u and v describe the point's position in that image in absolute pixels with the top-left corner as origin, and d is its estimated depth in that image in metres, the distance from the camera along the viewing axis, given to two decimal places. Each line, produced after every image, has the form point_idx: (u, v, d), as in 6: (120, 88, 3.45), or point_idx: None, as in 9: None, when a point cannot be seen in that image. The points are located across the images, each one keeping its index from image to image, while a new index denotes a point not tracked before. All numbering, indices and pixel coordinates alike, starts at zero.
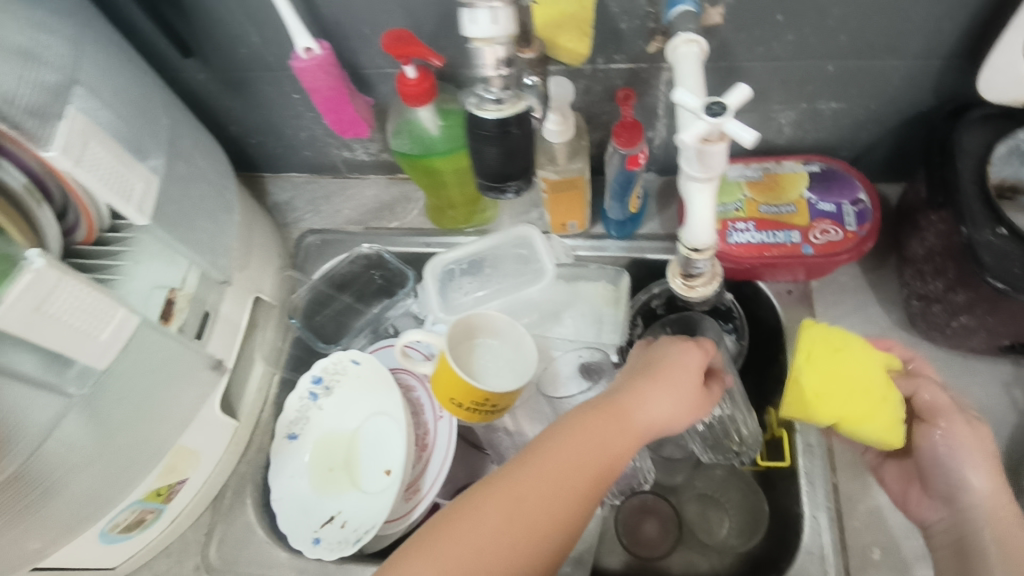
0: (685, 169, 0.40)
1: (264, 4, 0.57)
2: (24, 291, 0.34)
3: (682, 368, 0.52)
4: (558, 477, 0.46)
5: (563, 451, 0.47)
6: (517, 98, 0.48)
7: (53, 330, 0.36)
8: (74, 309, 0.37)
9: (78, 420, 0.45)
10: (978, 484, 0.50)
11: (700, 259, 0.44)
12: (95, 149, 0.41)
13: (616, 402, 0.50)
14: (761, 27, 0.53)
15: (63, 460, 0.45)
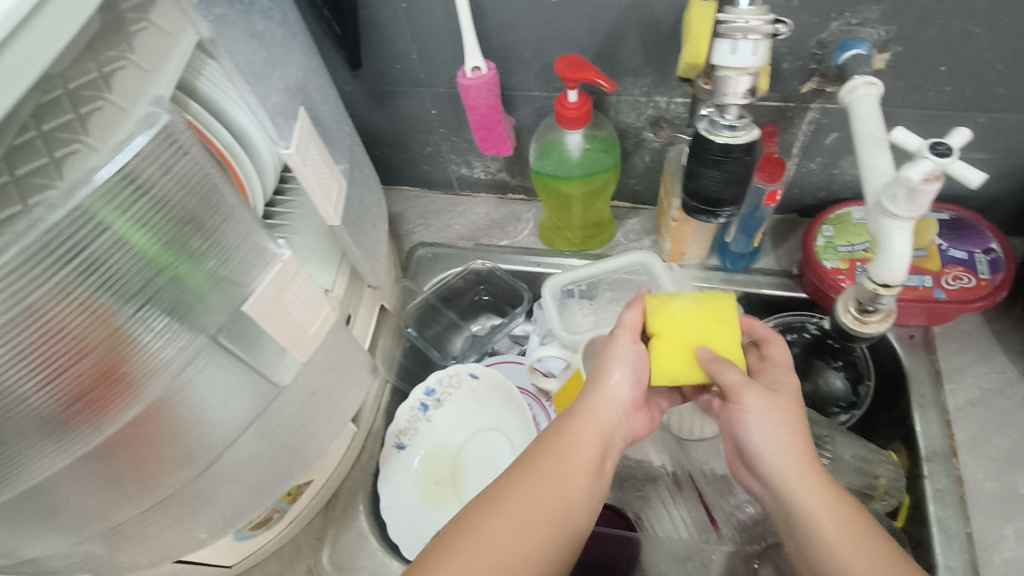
0: (888, 208, 0.41)
1: (432, 25, 0.59)
2: (272, 281, 0.37)
3: (634, 355, 0.50)
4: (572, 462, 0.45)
5: (572, 444, 0.46)
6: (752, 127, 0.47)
7: (281, 319, 0.39)
8: (299, 302, 0.40)
9: (250, 439, 0.43)
10: (762, 450, 0.45)
11: (886, 296, 0.45)
12: (311, 152, 0.42)
13: (596, 393, 0.49)
14: (922, 76, 0.54)
15: (226, 475, 0.43)
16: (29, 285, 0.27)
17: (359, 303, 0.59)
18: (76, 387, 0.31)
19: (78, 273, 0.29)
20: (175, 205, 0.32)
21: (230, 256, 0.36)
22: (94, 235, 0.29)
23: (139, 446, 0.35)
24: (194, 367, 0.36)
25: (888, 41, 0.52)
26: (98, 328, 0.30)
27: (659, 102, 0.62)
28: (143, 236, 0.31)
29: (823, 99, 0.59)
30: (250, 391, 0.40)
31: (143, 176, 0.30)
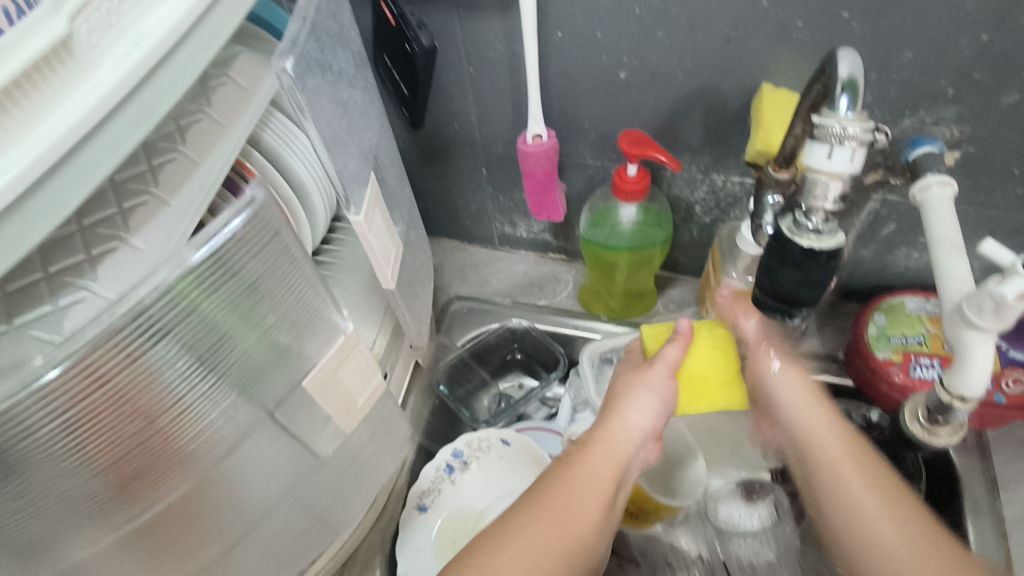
0: (969, 320, 0.39)
1: (494, 90, 0.59)
2: (333, 353, 0.40)
3: (664, 385, 0.51)
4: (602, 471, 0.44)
5: (599, 451, 0.45)
6: (838, 231, 0.35)
7: (335, 392, 0.41)
8: (353, 374, 0.42)
9: (287, 508, 0.44)
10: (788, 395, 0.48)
11: (960, 411, 0.42)
12: (377, 217, 0.42)
13: (620, 406, 0.49)
14: (992, 177, 0.53)
15: (260, 544, 0.43)
16: (107, 368, 0.29)
17: (398, 360, 0.57)
18: (135, 458, 0.33)
19: (156, 356, 0.31)
20: (255, 290, 0.34)
21: (297, 334, 0.38)
22: (177, 317, 0.31)
23: (183, 514, 0.38)
24: (244, 442, 0.38)
25: (961, 140, 0.51)
26: (161, 406, 0.33)
27: (714, 179, 0.62)
28: (221, 322, 0.34)
29: (885, 190, 0.58)
30: (293, 462, 0.42)
31: (229, 266, 0.32)
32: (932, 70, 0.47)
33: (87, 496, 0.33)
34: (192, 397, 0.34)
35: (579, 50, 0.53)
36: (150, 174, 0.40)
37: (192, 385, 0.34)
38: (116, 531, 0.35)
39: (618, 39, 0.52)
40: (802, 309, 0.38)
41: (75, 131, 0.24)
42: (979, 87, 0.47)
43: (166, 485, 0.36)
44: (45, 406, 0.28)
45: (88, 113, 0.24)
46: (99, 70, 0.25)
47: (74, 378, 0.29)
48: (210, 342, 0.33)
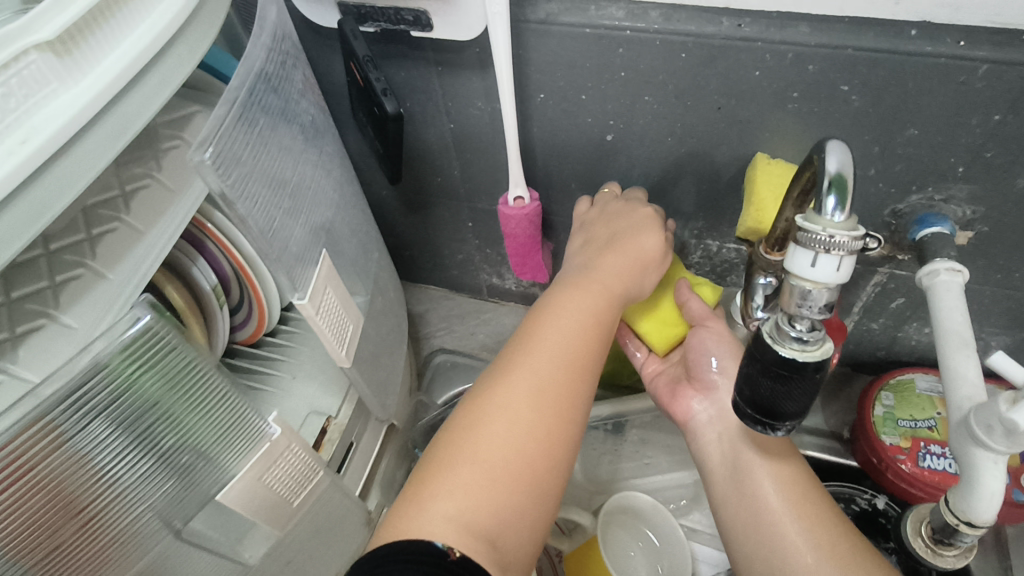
0: (979, 436, 0.35)
1: (477, 146, 0.57)
2: (257, 460, 0.38)
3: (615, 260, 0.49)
4: (546, 378, 0.41)
5: (537, 361, 0.42)
6: (826, 340, 0.31)
7: (261, 497, 0.39)
8: (283, 479, 0.40)
9: None
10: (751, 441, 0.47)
11: (968, 535, 0.37)
12: (329, 295, 0.39)
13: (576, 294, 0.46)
14: (1009, 258, 0.49)
15: None
16: (28, 466, 0.27)
17: (364, 429, 0.54)
18: (51, 563, 0.30)
19: (80, 447, 0.29)
20: (188, 379, 0.33)
21: (229, 433, 0.36)
22: (103, 403, 0.29)
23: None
24: (169, 540, 0.36)
25: (973, 220, 0.47)
26: (83, 504, 0.30)
27: (709, 244, 0.58)
28: (146, 415, 0.32)
29: (891, 265, 0.54)
30: (219, 565, 0.39)
31: (151, 358, 0.31)
32: (940, 147, 0.43)
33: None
34: (118, 496, 0.32)
35: (562, 112, 0.51)
36: (88, 244, 0.37)
37: (117, 482, 0.32)
38: None
39: (602, 102, 0.49)
40: (786, 424, 0.33)
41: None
42: (993, 168, 0.43)
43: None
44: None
45: None
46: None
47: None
48: (135, 434, 0.32)
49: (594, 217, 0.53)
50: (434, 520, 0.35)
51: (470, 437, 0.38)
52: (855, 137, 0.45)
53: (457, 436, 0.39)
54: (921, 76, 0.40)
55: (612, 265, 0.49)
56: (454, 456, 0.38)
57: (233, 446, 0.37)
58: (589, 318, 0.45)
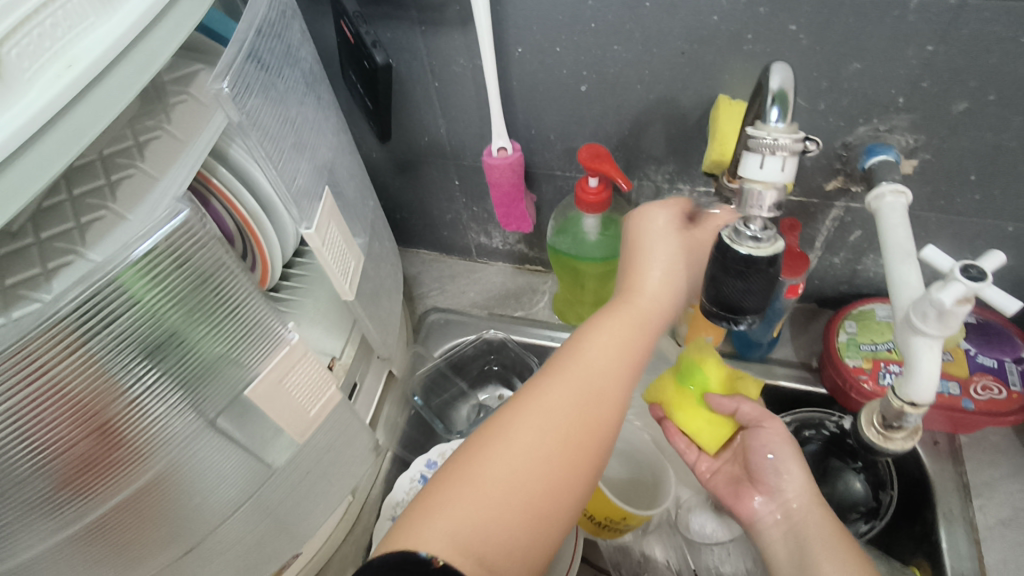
0: (916, 325, 0.39)
1: (461, 104, 0.60)
2: (276, 363, 0.41)
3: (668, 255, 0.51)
4: (593, 384, 0.45)
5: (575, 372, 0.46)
6: (775, 237, 0.36)
7: (281, 402, 0.42)
8: (300, 385, 0.44)
9: (246, 509, 0.45)
10: (791, 484, 0.52)
11: (913, 415, 0.42)
12: (332, 230, 0.43)
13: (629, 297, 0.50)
14: (950, 183, 0.54)
15: (217, 546, 0.45)
16: (48, 362, 0.31)
17: (367, 371, 0.58)
18: (82, 457, 0.34)
19: (97, 351, 0.33)
20: (196, 291, 0.37)
21: (240, 342, 0.40)
22: (119, 311, 0.33)
23: (136, 510, 0.39)
24: (191, 445, 0.39)
25: (916, 148, 0.52)
26: (102, 407, 0.34)
27: (681, 188, 0.62)
28: (161, 325, 0.35)
29: (847, 198, 0.58)
30: (244, 467, 0.43)
31: (162, 272, 0.34)
32: (881, 79, 0.48)
33: (29, 500, 0.34)
34: (140, 401, 0.36)
35: (539, 64, 0.54)
36: (108, 188, 0.40)
37: (138, 387, 0.35)
38: (72, 526, 0.37)
39: (576, 53, 0.53)
40: (749, 317, 0.39)
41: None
42: (929, 96, 0.48)
43: (114, 485, 0.37)
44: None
45: (12, 134, 0.25)
46: (27, 92, 0.26)
47: (15, 372, 0.30)
48: (152, 343, 0.35)
49: (672, 224, 0.51)
50: (434, 534, 0.38)
51: (479, 469, 0.42)
52: (806, 74, 0.49)
53: (463, 467, 0.42)
54: (859, 12, 0.44)
55: (656, 241, 0.51)
56: (465, 486, 0.41)
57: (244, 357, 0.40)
58: (670, 286, 0.50)
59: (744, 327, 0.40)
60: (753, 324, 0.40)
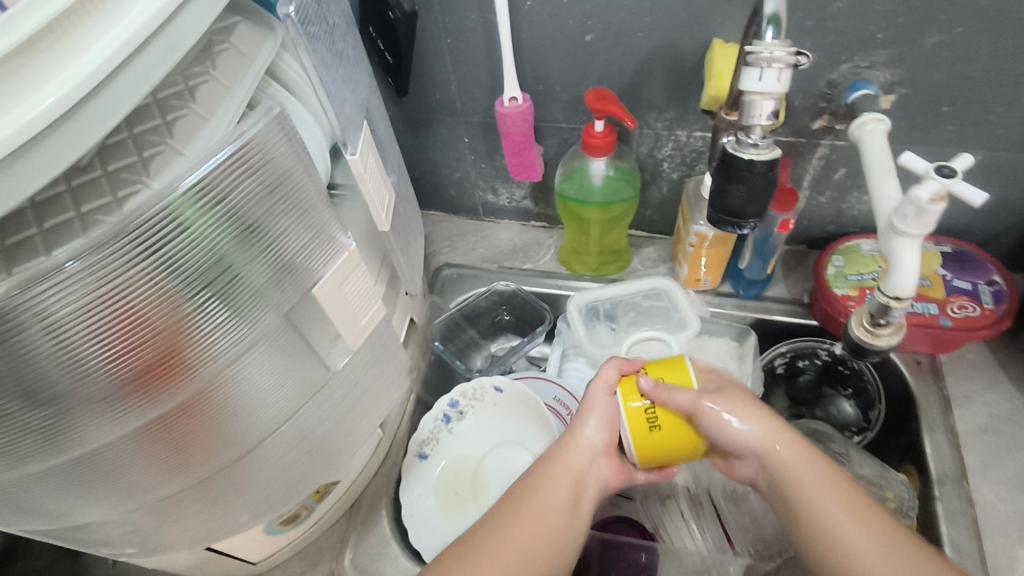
0: (897, 225, 0.45)
1: (472, 59, 0.64)
2: (337, 266, 0.44)
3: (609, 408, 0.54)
4: (554, 499, 0.51)
5: (568, 457, 0.53)
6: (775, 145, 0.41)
7: (341, 305, 0.45)
8: (356, 292, 0.46)
9: (293, 427, 0.47)
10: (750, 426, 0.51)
11: (897, 309, 0.48)
12: (371, 160, 0.47)
13: (570, 444, 0.54)
14: (925, 116, 0.59)
15: (265, 461, 0.47)
16: (111, 274, 0.33)
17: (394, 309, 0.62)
18: (143, 356, 0.36)
19: (156, 267, 0.34)
20: (250, 211, 0.38)
21: (298, 250, 0.42)
22: (177, 232, 0.34)
23: (194, 416, 0.40)
24: (247, 356, 0.41)
25: (893, 83, 0.57)
26: (157, 322, 0.36)
27: (679, 134, 0.67)
28: (218, 238, 0.37)
29: (833, 135, 0.63)
30: (297, 380, 0.45)
31: (220, 188, 0.35)
32: (860, 17, 0.53)
33: (98, 395, 0.36)
34: (199, 310, 0.37)
35: (547, 16, 0.59)
36: (164, 127, 0.43)
37: (197, 300, 0.37)
38: (135, 426, 0.38)
39: (582, 4, 0.57)
40: (750, 220, 0.44)
41: (119, 51, 0.31)
42: (903, 31, 0.53)
43: (170, 392, 0.38)
44: (61, 291, 0.32)
45: (127, 40, 0.32)
46: (132, 8, 0.32)
47: (83, 280, 0.32)
48: (211, 254, 0.37)
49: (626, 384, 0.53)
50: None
51: (509, 526, 0.49)
52: (793, 15, 0.54)
53: (490, 526, 0.50)
54: None
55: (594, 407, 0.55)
56: (510, 526, 0.49)
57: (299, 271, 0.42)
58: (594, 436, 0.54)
59: (748, 231, 0.46)
60: (758, 228, 0.45)
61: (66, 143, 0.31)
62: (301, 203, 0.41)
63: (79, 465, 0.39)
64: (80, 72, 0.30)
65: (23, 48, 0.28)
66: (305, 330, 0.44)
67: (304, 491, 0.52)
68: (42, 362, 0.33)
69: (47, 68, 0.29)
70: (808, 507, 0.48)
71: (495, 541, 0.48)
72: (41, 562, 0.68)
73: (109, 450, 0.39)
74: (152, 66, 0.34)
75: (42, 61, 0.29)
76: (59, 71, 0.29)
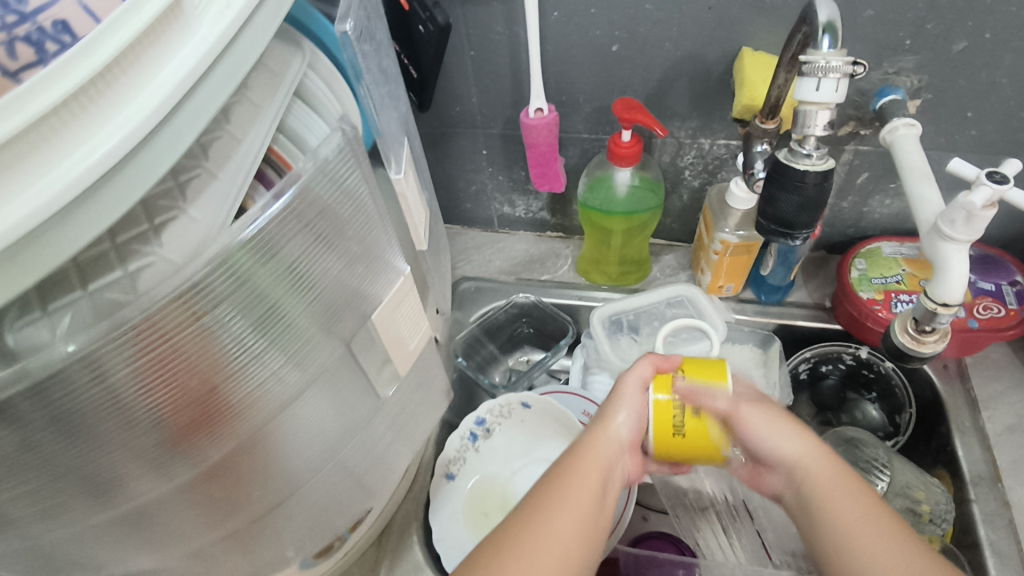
0: (945, 231, 0.45)
1: (495, 71, 0.64)
2: (392, 293, 0.42)
3: (639, 402, 0.52)
4: (585, 493, 0.48)
5: (597, 447, 0.51)
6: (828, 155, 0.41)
7: (392, 331, 0.43)
8: (407, 319, 0.44)
9: (338, 463, 0.45)
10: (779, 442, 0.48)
11: (943, 315, 0.47)
12: (411, 178, 0.46)
13: (600, 436, 0.52)
14: (950, 121, 0.60)
15: (309, 498, 0.45)
16: (166, 329, 0.30)
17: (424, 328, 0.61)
18: (196, 410, 0.34)
19: (211, 320, 0.31)
20: (308, 253, 0.35)
21: (353, 285, 0.39)
22: (236, 282, 0.31)
23: (245, 461, 0.38)
24: (297, 401, 0.39)
25: (920, 89, 0.57)
26: (207, 373, 0.33)
27: (702, 143, 0.67)
28: (275, 287, 0.34)
29: (857, 141, 0.64)
30: (345, 419, 0.43)
31: (279, 236, 0.32)
32: (890, 24, 0.53)
33: (142, 451, 0.33)
34: (252, 360, 0.35)
35: (573, 27, 0.58)
36: (199, 148, 0.38)
37: (251, 350, 0.34)
38: (180, 478, 0.36)
39: (609, 15, 0.57)
40: (801, 232, 0.44)
41: (188, 75, 0.28)
42: (932, 38, 0.53)
43: (218, 442, 0.36)
44: (118, 354, 0.29)
45: (196, 63, 0.28)
46: (199, 26, 0.29)
47: (135, 339, 0.29)
48: (268, 304, 0.34)
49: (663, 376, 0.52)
50: None
51: (541, 519, 0.47)
52: None
53: (520, 522, 0.47)
54: None
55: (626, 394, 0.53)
56: (542, 517, 0.47)
57: (348, 308, 0.39)
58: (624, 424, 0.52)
59: (799, 241, 0.45)
60: (809, 240, 0.45)
61: (128, 188, 0.27)
62: (359, 238, 0.38)
63: (123, 518, 0.36)
64: (150, 101, 0.27)
65: (89, 83, 0.25)
66: (354, 369, 0.42)
67: (343, 523, 0.50)
68: (94, 423, 0.31)
69: (117, 99, 0.26)
70: (838, 543, 0.42)
71: (528, 536, 0.46)
72: None
73: (159, 504, 0.36)
74: (220, 87, 0.31)
75: (112, 91, 0.26)
76: (128, 102, 0.26)
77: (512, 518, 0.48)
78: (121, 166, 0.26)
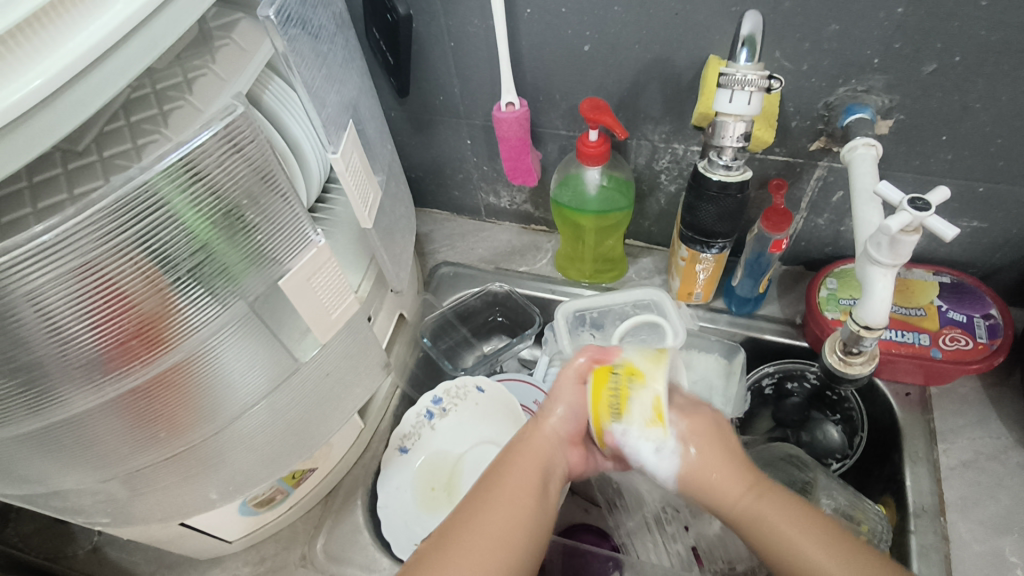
0: (872, 255, 0.44)
1: (474, 63, 0.65)
2: (305, 261, 0.44)
3: (577, 396, 0.53)
4: (518, 488, 0.49)
5: (535, 442, 0.52)
6: (745, 166, 0.51)
7: (309, 298, 0.45)
8: (326, 287, 0.46)
9: (263, 412, 0.49)
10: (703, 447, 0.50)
11: (869, 338, 0.47)
12: (354, 159, 0.49)
13: (536, 431, 0.53)
14: (924, 144, 0.58)
15: (235, 441, 0.48)
16: (87, 246, 0.33)
17: (380, 305, 0.64)
18: (121, 331, 0.37)
19: (129, 243, 0.35)
20: (224, 196, 0.38)
21: (274, 236, 0.42)
22: (152, 212, 0.35)
23: (169, 389, 0.42)
24: (220, 336, 0.42)
25: (891, 109, 0.56)
26: (130, 296, 0.36)
27: (676, 148, 0.67)
28: (197, 221, 0.38)
29: (829, 158, 0.63)
30: (268, 363, 0.46)
31: (201, 167, 0.36)
32: (857, 41, 0.52)
33: (69, 363, 0.37)
34: (174, 289, 0.38)
35: (546, 24, 0.59)
36: (161, 117, 0.41)
37: (173, 279, 0.38)
38: (107, 393, 0.39)
39: (580, 14, 0.58)
40: (718, 241, 0.57)
41: (99, 45, 0.31)
42: (900, 57, 0.53)
43: (142, 365, 0.39)
44: (43, 265, 0.32)
45: (107, 33, 0.32)
46: (116, 3, 0.33)
47: (59, 251, 0.32)
48: (190, 236, 0.38)
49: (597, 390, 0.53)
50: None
51: (480, 513, 0.47)
52: (788, 37, 0.54)
53: (464, 514, 0.47)
54: None
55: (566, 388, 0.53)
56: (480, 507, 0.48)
57: (269, 260, 0.42)
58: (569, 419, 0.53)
59: (715, 249, 0.58)
60: (726, 249, 0.57)
61: (31, 141, 0.31)
62: (283, 194, 0.42)
63: (56, 431, 0.40)
64: (56, 65, 0.30)
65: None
66: (274, 321, 0.45)
67: (275, 475, 0.54)
68: (24, 333, 0.34)
69: (22, 61, 0.29)
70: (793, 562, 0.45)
71: (468, 530, 0.46)
72: (32, 525, 0.71)
73: (89, 418, 0.40)
74: (138, 59, 0.35)
75: (17, 54, 0.29)
76: (33, 65, 0.30)
77: (458, 509, 0.48)
78: (24, 120, 0.30)
